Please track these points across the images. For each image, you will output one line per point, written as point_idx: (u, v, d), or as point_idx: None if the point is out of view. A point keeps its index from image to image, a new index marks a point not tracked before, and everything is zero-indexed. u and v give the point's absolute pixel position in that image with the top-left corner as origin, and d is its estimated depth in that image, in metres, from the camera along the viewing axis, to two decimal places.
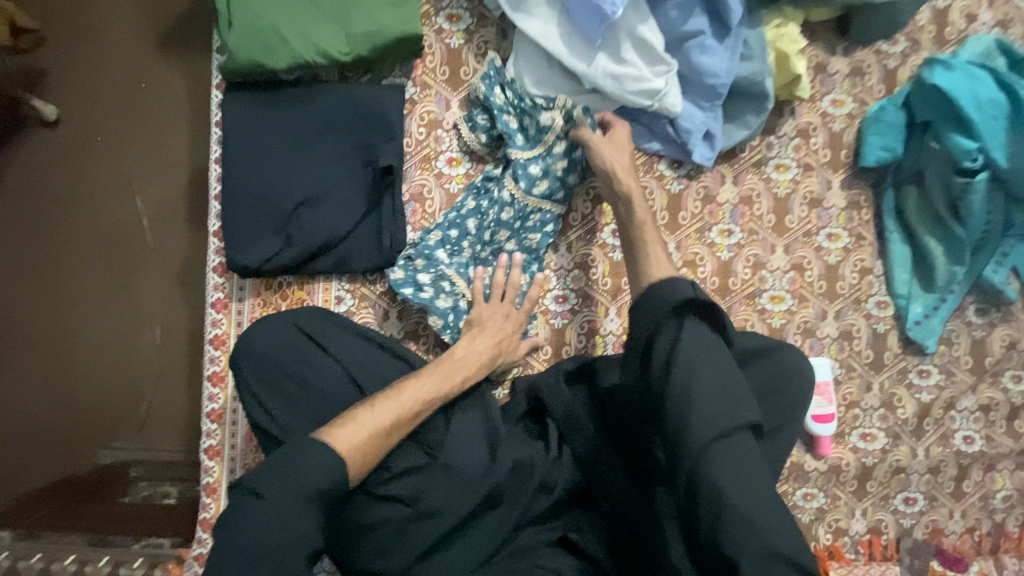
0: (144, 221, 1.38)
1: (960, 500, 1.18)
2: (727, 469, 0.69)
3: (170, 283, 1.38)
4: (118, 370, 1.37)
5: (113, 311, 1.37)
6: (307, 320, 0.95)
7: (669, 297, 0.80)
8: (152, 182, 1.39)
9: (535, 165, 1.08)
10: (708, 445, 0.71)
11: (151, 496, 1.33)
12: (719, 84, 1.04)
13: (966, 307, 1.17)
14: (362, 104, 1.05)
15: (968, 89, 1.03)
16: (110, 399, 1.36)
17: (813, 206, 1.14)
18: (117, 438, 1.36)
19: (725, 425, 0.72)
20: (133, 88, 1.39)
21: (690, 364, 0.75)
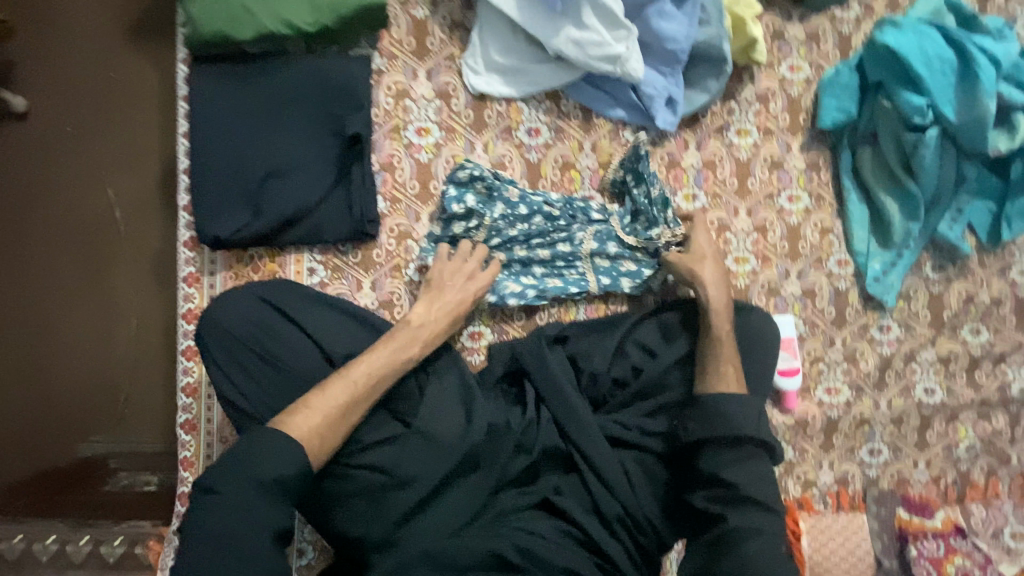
0: (117, 212, 1.36)
1: (924, 450, 1.22)
2: (756, 549, 0.84)
3: (143, 266, 1.36)
4: (93, 356, 1.34)
5: (86, 298, 1.35)
6: (267, 290, 0.96)
7: (735, 410, 0.94)
8: (123, 168, 1.37)
9: (617, 241, 1.13)
10: (747, 531, 0.86)
11: (131, 484, 1.30)
12: (678, 49, 1.07)
13: (923, 264, 1.21)
14: (329, 76, 1.06)
15: (916, 47, 1.07)
16: (86, 390, 1.33)
17: (774, 169, 1.18)
18: (95, 432, 1.32)
19: (769, 525, 0.87)
20: (98, 70, 1.37)
21: (748, 473, 0.90)
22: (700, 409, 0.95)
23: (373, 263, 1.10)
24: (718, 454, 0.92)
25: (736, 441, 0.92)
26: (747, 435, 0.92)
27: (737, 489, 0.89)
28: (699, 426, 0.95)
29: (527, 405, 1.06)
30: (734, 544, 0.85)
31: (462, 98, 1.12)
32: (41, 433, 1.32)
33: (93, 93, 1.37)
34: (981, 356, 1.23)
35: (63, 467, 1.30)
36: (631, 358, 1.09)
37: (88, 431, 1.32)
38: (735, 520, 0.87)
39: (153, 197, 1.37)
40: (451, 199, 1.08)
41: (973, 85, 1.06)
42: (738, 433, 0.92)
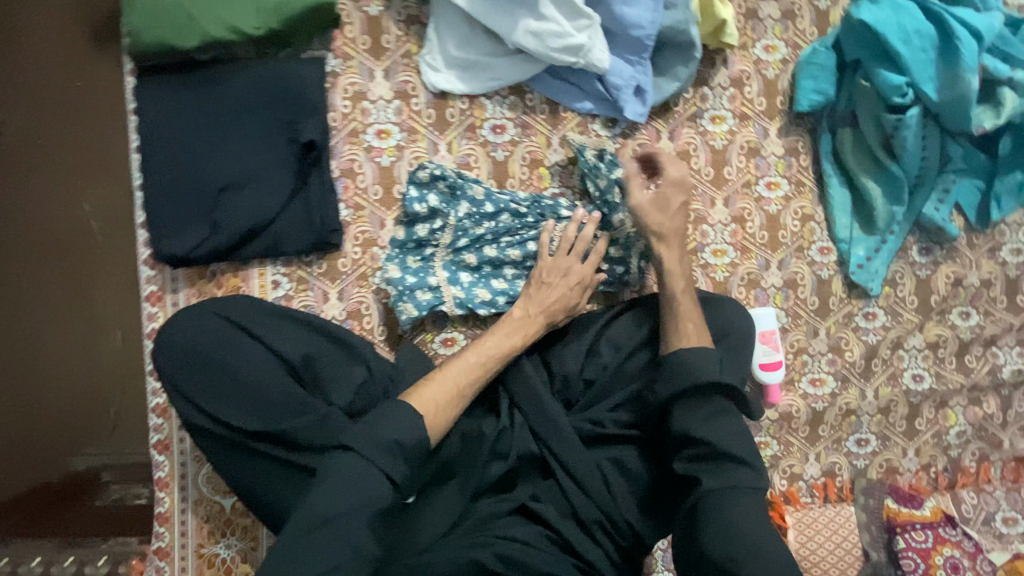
0: (93, 223, 1.28)
1: (913, 438, 1.19)
2: (737, 506, 0.80)
3: (126, 281, 1.30)
4: (86, 371, 1.31)
5: (72, 318, 1.30)
6: (228, 306, 0.94)
7: (700, 362, 0.90)
8: (95, 185, 1.28)
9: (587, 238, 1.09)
10: (725, 491, 0.82)
11: (123, 497, 1.26)
12: (644, 36, 1.01)
13: (909, 248, 1.16)
14: (280, 82, 1.01)
15: (893, 22, 1.01)
16: (76, 407, 1.30)
17: (751, 156, 1.13)
18: (88, 443, 1.29)
19: (750, 481, 0.83)
20: (53, 78, 1.25)
21: (718, 428, 0.86)
22: (665, 370, 0.93)
23: (339, 272, 1.07)
24: (687, 413, 0.89)
25: (702, 396, 0.89)
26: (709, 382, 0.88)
27: (707, 447, 0.85)
28: (663, 388, 0.92)
29: (500, 410, 1.04)
30: (713, 505, 0.81)
31: (422, 97, 1.07)
32: (28, 451, 1.27)
33: (48, 102, 1.25)
34: (972, 340, 1.19)
35: (54, 482, 1.27)
36: (602, 357, 1.06)
37: (82, 443, 1.29)
38: (711, 480, 0.83)
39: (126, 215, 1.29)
40: (413, 201, 1.04)
41: (956, 61, 1.00)
42: (700, 382, 0.89)
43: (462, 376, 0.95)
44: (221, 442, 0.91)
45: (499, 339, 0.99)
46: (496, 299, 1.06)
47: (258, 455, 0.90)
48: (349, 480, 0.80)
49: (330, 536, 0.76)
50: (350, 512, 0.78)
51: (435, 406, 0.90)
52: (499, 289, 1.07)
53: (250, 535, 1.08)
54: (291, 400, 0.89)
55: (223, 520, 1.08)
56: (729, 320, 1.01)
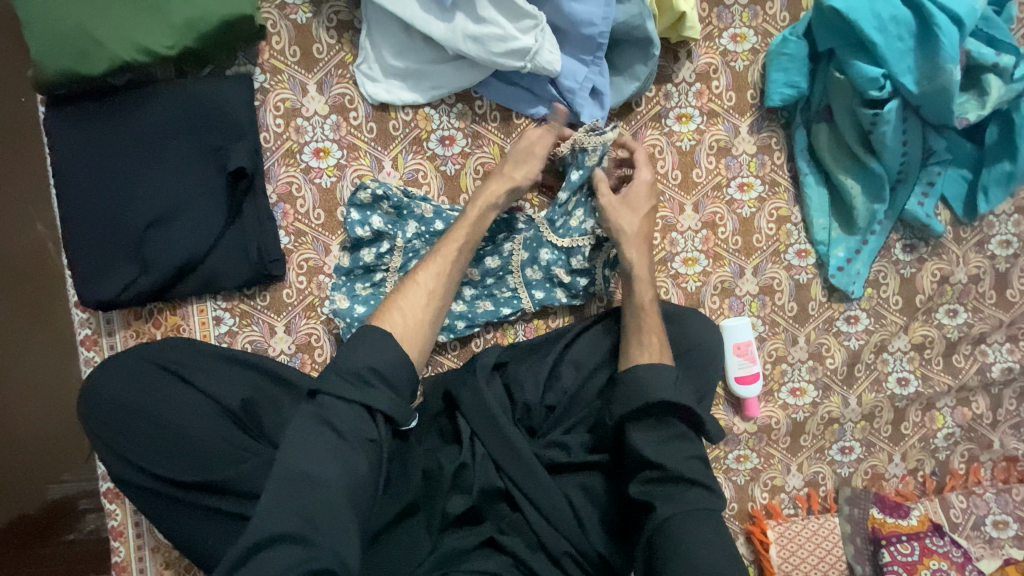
0: (52, 247, 1.12)
1: (900, 443, 1.14)
2: (695, 532, 0.76)
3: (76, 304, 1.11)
4: (57, 401, 1.15)
5: (33, 354, 1.14)
6: (159, 351, 0.89)
7: (660, 382, 0.85)
8: (47, 204, 1.11)
9: (545, 250, 1.02)
10: (684, 516, 0.77)
11: (99, 529, 1.16)
12: (597, 33, 0.93)
13: (892, 245, 1.09)
14: (203, 105, 0.93)
15: (868, 8, 0.92)
16: (51, 432, 1.16)
17: (721, 156, 1.06)
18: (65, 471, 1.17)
19: (703, 503, 0.79)
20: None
21: (673, 449, 0.82)
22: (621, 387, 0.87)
23: (284, 304, 1.01)
24: (642, 434, 0.84)
25: (660, 419, 0.84)
26: (668, 403, 0.83)
27: (663, 471, 0.80)
28: (618, 406, 0.86)
29: (461, 441, 0.98)
30: (670, 535, 0.76)
31: (361, 110, 0.99)
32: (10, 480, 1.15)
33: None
34: (960, 339, 1.13)
35: (32, 513, 1.16)
36: (565, 381, 1.01)
37: (57, 470, 1.16)
38: (665, 505, 0.78)
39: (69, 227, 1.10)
40: (355, 224, 0.96)
41: (936, 49, 0.91)
42: (659, 403, 0.83)
43: (430, 283, 0.87)
44: (157, 498, 0.85)
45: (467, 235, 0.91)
46: (454, 322, 1.04)
47: (198, 510, 0.85)
48: (329, 431, 0.72)
49: (317, 501, 0.67)
50: (339, 477, 0.70)
51: (403, 319, 0.83)
52: (458, 313, 1.04)
53: None
54: (231, 449, 0.86)
55: (182, 566, 1.04)
56: (696, 332, 0.97)
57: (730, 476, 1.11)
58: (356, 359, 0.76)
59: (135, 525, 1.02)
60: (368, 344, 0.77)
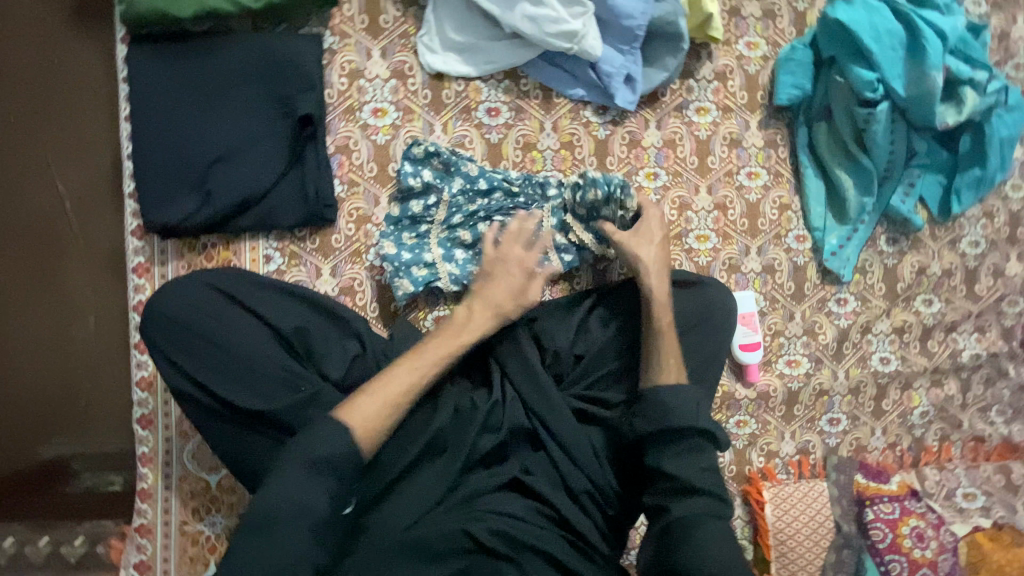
0: (68, 206, 1.18)
1: (881, 418, 1.26)
2: (707, 532, 0.82)
3: (100, 263, 1.19)
4: (57, 356, 1.18)
5: (36, 307, 1.18)
6: (218, 277, 0.92)
7: (681, 404, 0.91)
8: (70, 164, 1.18)
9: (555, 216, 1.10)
10: (692, 519, 0.83)
11: (95, 485, 1.17)
12: (635, 25, 1.06)
13: (877, 238, 1.24)
14: (277, 55, 1.02)
15: (866, 22, 1.08)
16: (45, 389, 1.18)
17: (733, 147, 1.19)
18: (56, 432, 1.18)
19: (711, 506, 0.85)
20: (27, 60, 1.17)
21: (687, 459, 0.88)
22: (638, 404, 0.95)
23: (332, 248, 1.07)
24: (659, 449, 0.90)
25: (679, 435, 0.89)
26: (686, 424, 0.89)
27: (676, 480, 0.86)
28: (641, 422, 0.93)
29: (493, 386, 1.05)
30: (684, 533, 0.82)
31: (418, 77, 1.09)
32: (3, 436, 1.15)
33: (26, 83, 1.17)
34: (934, 325, 1.27)
35: (23, 472, 1.15)
36: (591, 333, 1.10)
37: (49, 432, 1.17)
38: (679, 508, 0.85)
39: (104, 193, 1.19)
40: (407, 175, 1.06)
41: (922, 59, 1.08)
42: (682, 424, 0.89)
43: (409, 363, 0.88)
44: (212, 417, 0.89)
45: (438, 346, 0.92)
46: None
47: (248, 428, 0.89)
48: (292, 488, 0.75)
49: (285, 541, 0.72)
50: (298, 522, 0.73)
51: (362, 415, 0.83)
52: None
53: (237, 514, 1.07)
54: (283, 373, 0.89)
55: (208, 497, 1.06)
56: (720, 296, 1.05)
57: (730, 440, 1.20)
58: (311, 446, 0.77)
59: (167, 455, 1.05)
60: (322, 435, 0.78)
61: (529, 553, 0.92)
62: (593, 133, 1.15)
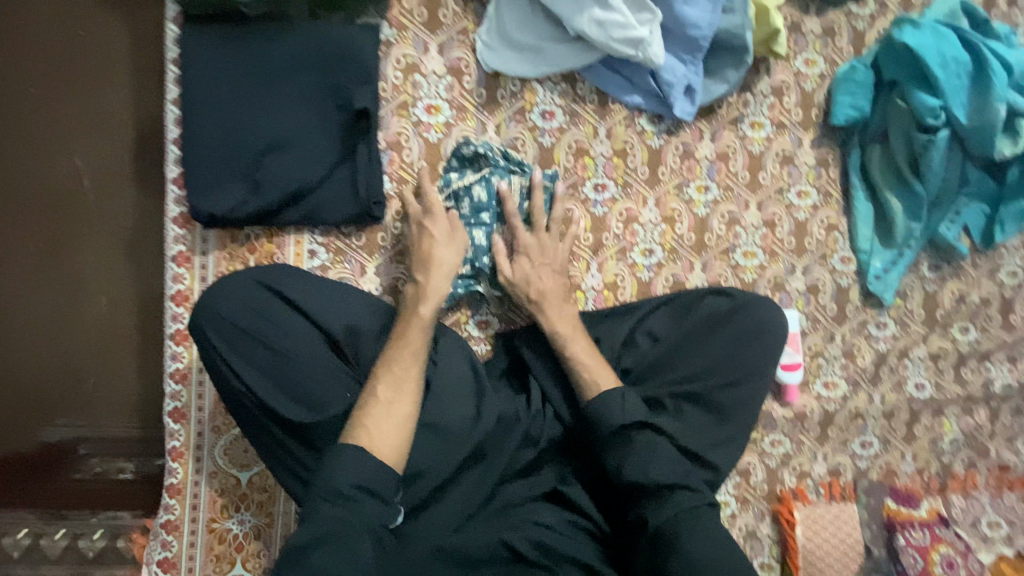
0: (86, 183, 1.14)
1: (911, 443, 1.26)
2: (696, 535, 0.78)
3: (116, 243, 1.15)
4: (68, 338, 1.14)
5: (49, 286, 1.13)
6: (266, 273, 0.89)
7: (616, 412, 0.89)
8: (92, 138, 1.14)
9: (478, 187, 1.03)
10: (672, 521, 0.80)
11: (104, 472, 1.13)
12: (700, 36, 1.04)
13: (920, 263, 1.24)
14: (334, 44, 0.99)
15: (933, 47, 1.08)
16: (52, 369, 1.13)
17: (785, 164, 1.17)
18: (60, 414, 1.13)
19: (688, 503, 0.82)
20: (52, 33, 1.12)
21: (640, 454, 0.86)
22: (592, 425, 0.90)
23: (378, 247, 1.04)
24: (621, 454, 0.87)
25: (624, 436, 0.88)
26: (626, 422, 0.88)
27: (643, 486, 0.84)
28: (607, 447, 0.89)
29: (533, 400, 1.01)
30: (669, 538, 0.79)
31: (474, 75, 1.07)
32: (7, 418, 1.12)
33: (49, 54, 1.12)
34: (969, 353, 1.27)
35: (26, 454, 1.12)
36: (639, 348, 1.01)
37: (53, 413, 1.13)
38: (656, 516, 0.82)
39: (125, 172, 1.14)
40: (453, 175, 1.04)
41: (986, 89, 1.08)
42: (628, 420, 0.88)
43: (405, 363, 0.85)
44: (261, 422, 0.87)
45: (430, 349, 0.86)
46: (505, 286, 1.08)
47: (293, 432, 0.85)
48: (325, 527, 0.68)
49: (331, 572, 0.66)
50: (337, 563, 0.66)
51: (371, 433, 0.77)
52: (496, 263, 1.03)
53: (265, 514, 1.04)
54: (334, 376, 0.87)
55: (238, 495, 1.03)
56: (770, 317, 1.04)
57: (764, 459, 1.19)
58: (336, 478, 0.71)
59: (199, 451, 1.02)
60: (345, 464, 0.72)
61: (569, 565, 0.89)
62: (646, 142, 1.13)
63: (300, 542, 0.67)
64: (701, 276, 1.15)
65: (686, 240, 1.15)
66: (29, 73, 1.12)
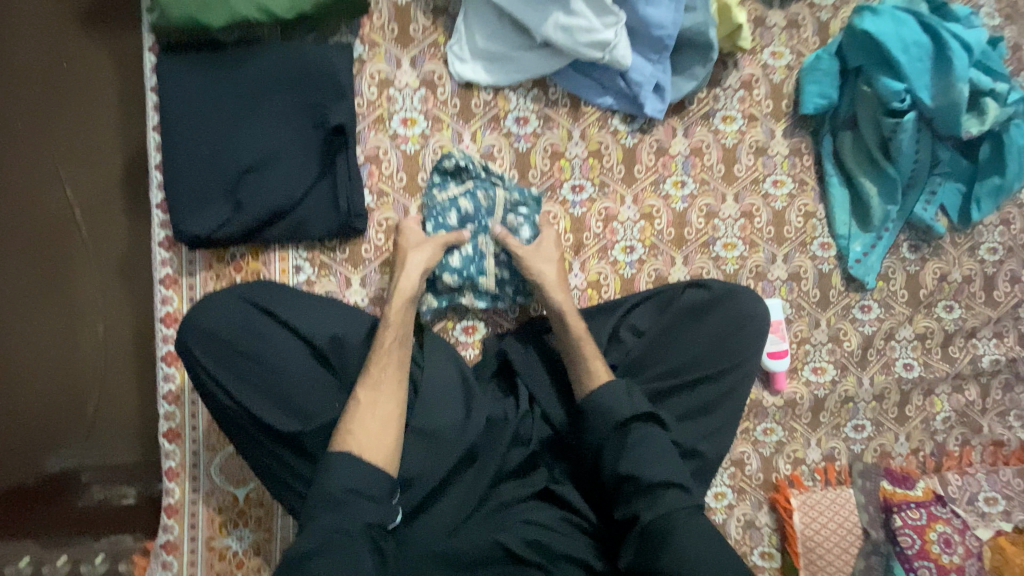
0: (78, 213, 1.16)
1: (903, 423, 1.26)
2: (687, 535, 0.79)
3: (110, 271, 1.17)
4: (67, 365, 1.15)
5: (45, 316, 1.15)
6: (251, 289, 0.91)
7: (612, 401, 0.91)
8: (81, 169, 1.16)
9: (462, 201, 1.07)
10: (664, 520, 0.82)
11: (108, 497, 1.14)
12: (665, 35, 1.07)
13: (899, 245, 1.25)
14: (308, 64, 1.01)
15: (895, 33, 1.11)
16: (52, 398, 1.15)
17: (759, 155, 1.19)
18: (63, 443, 1.15)
19: (680, 503, 0.83)
20: (37, 69, 1.15)
21: (635, 450, 0.88)
22: (587, 418, 0.93)
23: (362, 258, 1.06)
24: (617, 447, 0.89)
25: (622, 430, 0.90)
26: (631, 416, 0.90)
27: (637, 481, 0.85)
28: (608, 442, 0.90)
29: (521, 400, 1.01)
30: (661, 534, 0.81)
31: (448, 86, 1.09)
32: (9, 450, 1.13)
33: (37, 89, 1.15)
34: (955, 331, 1.28)
35: (29, 484, 1.13)
36: (625, 344, 1.03)
37: (55, 442, 1.14)
38: (648, 512, 0.83)
39: (114, 200, 1.17)
40: (437, 189, 1.07)
41: (948, 71, 1.11)
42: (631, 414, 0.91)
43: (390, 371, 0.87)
44: (252, 435, 0.88)
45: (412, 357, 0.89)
46: (502, 289, 1.09)
47: (285, 443, 0.87)
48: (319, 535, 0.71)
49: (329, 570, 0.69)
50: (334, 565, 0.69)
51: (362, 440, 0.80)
52: (483, 271, 1.06)
53: (263, 529, 1.05)
54: (323, 386, 0.89)
55: (236, 512, 1.04)
56: (753, 306, 1.05)
57: (758, 448, 1.20)
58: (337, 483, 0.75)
59: (195, 470, 1.03)
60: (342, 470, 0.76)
61: (565, 563, 0.91)
62: (620, 141, 1.15)
63: (302, 551, 0.70)
64: (682, 270, 1.17)
65: (665, 235, 1.16)
66: (17, 109, 1.14)
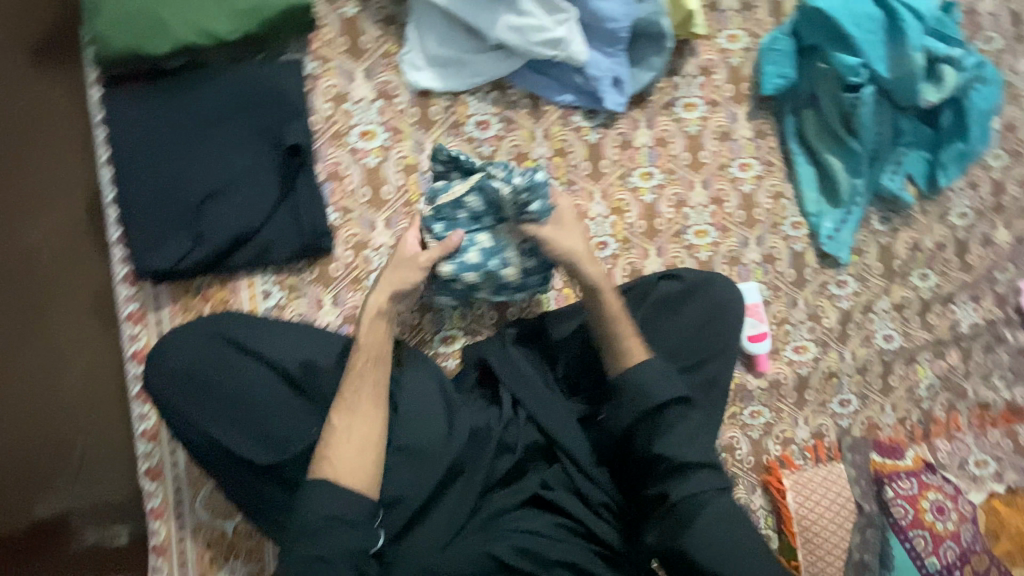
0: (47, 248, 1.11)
1: (889, 394, 1.27)
2: (712, 513, 0.85)
3: (85, 306, 1.12)
4: (45, 407, 1.09)
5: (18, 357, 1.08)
6: (215, 322, 0.91)
7: (651, 382, 0.91)
8: (47, 205, 1.12)
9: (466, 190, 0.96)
10: (694, 499, 0.86)
11: (99, 541, 1.09)
12: (618, 28, 1.07)
13: (870, 218, 1.26)
14: (260, 85, 1.00)
15: (845, 8, 1.12)
16: (31, 443, 1.08)
17: (724, 140, 1.19)
18: (46, 489, 1.08)
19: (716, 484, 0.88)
20: None
21: (675, 431, 0.89)
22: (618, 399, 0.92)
23: (331, 278, 1.04)
24: (652, 428, 0.90)
25: (661, 411, 0.90)
26: (669, 398, 0.90)
27: (672, 460, 0.88)
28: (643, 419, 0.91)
29: (504, 406, 0.99)
30: (691, 513, 0.85)
31: (405, 96, 1.08)
32: None
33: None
34: (931, 299, 1.29)
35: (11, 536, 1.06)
36: None
37: (37, 489, 1.08)
38: (679, 491, 0.87)
39: (82, 234, 1.12)
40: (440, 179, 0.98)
41: (902, 41, 1.12)
42: (667, 395, 0.90)
43: (365, 390, 0.86)
44: (231, 466, 0.87)
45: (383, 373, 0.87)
46: (526, 278, 1.00)
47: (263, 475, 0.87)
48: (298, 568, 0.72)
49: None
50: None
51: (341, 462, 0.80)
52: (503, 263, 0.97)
53: (255, 560, 1.03)
54: (295, 413, 0.88)
55: (225, 545, 1.03)
56: (726, 292, 1.05)
57: (747, 432, 1.20)
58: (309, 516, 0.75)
59: (180, 507, 1.01)
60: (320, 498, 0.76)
61: (559, 569, 0.90)
62: (584, 138, 1.14)
63: None
64: (657, 263, 1.16)
65: (637, 228, 1.16)
66: None
